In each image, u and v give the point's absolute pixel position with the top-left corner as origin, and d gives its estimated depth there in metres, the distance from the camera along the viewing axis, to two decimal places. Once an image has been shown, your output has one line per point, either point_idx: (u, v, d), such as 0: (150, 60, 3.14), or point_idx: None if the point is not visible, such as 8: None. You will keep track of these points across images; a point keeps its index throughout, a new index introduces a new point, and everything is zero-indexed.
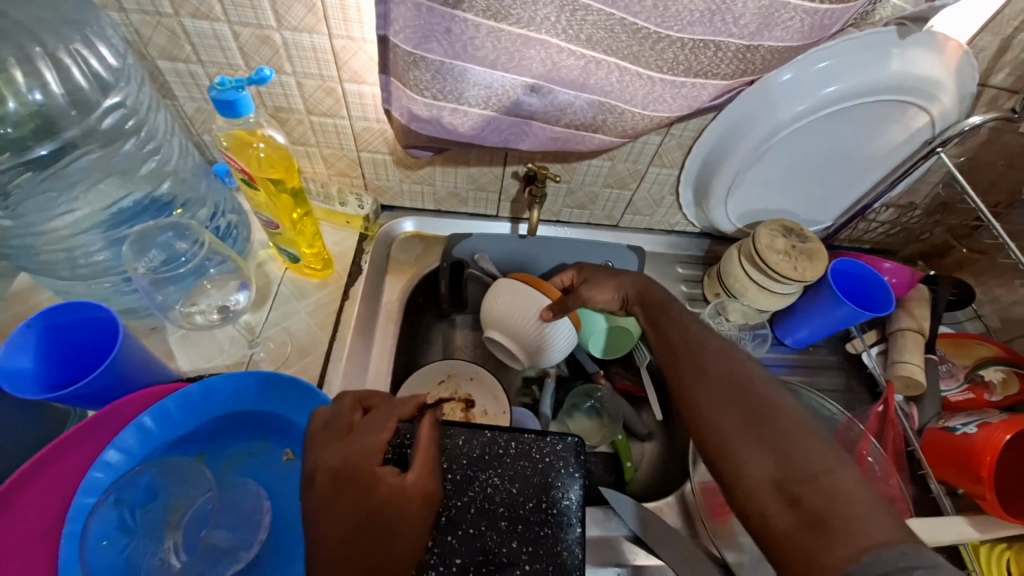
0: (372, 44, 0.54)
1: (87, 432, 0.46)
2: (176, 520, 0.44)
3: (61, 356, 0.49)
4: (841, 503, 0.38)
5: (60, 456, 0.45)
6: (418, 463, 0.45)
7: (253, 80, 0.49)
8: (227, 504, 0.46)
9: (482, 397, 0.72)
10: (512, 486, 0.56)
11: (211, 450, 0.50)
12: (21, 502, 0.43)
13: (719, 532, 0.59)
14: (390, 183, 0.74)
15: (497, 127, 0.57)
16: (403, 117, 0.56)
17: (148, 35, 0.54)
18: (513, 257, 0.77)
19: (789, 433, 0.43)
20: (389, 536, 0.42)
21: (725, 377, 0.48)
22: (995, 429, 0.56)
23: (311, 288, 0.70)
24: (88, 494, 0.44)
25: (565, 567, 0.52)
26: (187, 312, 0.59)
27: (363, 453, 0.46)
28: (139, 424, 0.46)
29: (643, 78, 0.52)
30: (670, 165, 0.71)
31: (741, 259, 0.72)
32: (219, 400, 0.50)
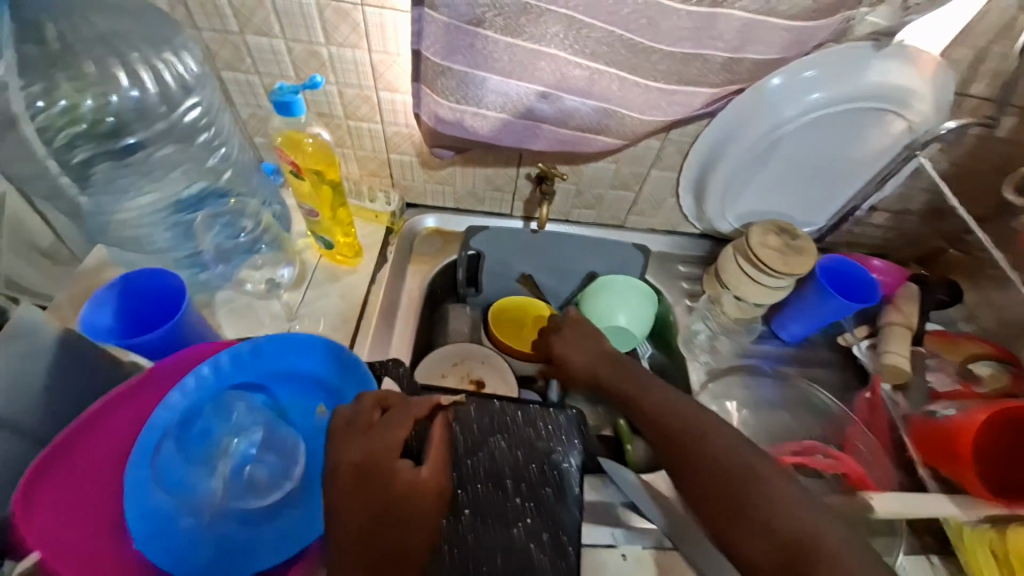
0: (404, 58, 0.63)
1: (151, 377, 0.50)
2: (221, 456, 0.52)
3: (131, 318, 0.57)
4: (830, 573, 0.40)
5: (130, 394, 0.48)
6: (432, 461, 0.51)
7: (306, 86, 0.58)
8: (271, 443, 0.54)
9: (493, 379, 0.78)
10: (518, 450, 0.61)
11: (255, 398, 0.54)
12: (90, 435, 0.45)
13: None
14: (414, 183, 0.83)
15: (511, 131, 0.64)
16: (430, 120, 0.64)
17: (218, 50, 0.64)
18: None
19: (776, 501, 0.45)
20: (402, 529, 0.46)
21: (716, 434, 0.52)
22: (974, 412, 0.61)
23: (342, 274, 0.78)
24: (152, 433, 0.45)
25: (564, 522, 0.57)
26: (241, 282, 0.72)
27: (382, 450, 0.48)
28: (200, 376, 0.48)
29: (640, 86, 0.59)
30: (670, 168, 0.78)
31: (736, 257, 0.77)
32: (268, 357, 0.54)
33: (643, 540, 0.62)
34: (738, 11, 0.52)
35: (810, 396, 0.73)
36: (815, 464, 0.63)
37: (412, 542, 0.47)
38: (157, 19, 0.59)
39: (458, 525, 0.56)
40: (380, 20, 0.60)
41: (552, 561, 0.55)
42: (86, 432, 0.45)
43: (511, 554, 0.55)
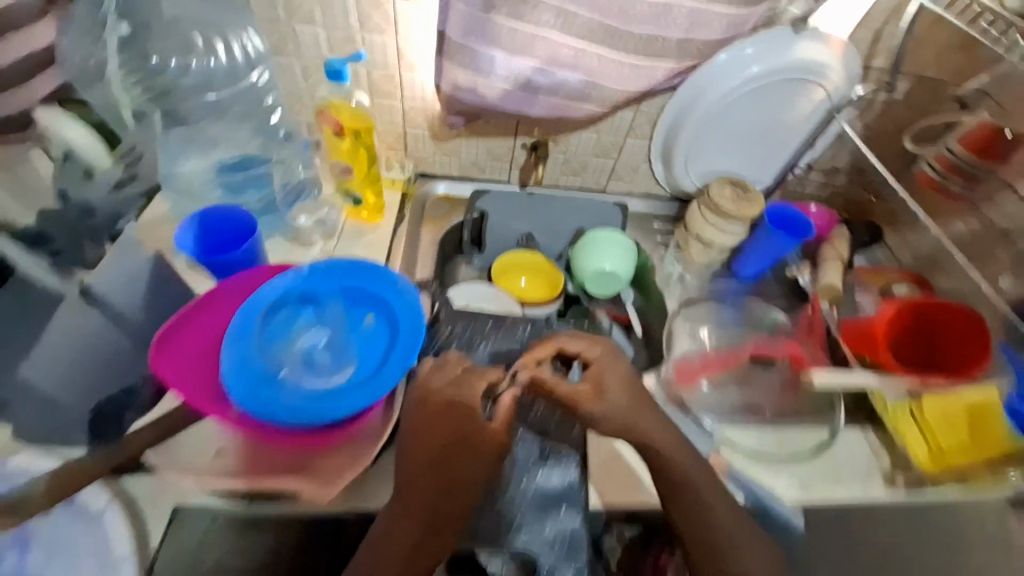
0: (425, 41, 0.79)
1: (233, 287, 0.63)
2: (295, 349, 0.61)
3: (208, 248, 0.68)
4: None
5: (221, 297, 0.63)
6: (500, 412, 0.59)
7: (350, 59, 0.71)
8: (333, 343, 0.63)
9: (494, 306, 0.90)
10: (526, 353, 0.75)
11: (322, 307, 0.64)
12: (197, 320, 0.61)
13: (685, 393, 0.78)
14: (427, 154, 0.97)
15: (513, 99, 0.78)
16: (449, 87, 0.78)
17: (270, 37, 0.78)
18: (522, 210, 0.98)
19: (736, 535, 0.58)
20: (464, 464, 0.56)
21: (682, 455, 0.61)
22: (885, 309, 0.80)
23: (367, 228, 0.89)
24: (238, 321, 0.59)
25: (568, 405, 0.70)
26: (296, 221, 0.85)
27: (461, 396, 0.58)
28: (273, 286, 0.62)
29: (616, 61, 0.76)
30: (641, 136, 0.95)
31: (700, 208, 0.93)
32: (327, 277, 0.65)
33: None
34: (686, 2, 0.70)
35: (761, 317, 0.89)
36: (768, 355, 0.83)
37: (479, 471, 0.56)
38: (226, 11, 0.73)
39: None
40: (408, 11, 0.75)
41: (560, 426, 0.71)
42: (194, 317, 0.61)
43: (528, 422, 0.71)
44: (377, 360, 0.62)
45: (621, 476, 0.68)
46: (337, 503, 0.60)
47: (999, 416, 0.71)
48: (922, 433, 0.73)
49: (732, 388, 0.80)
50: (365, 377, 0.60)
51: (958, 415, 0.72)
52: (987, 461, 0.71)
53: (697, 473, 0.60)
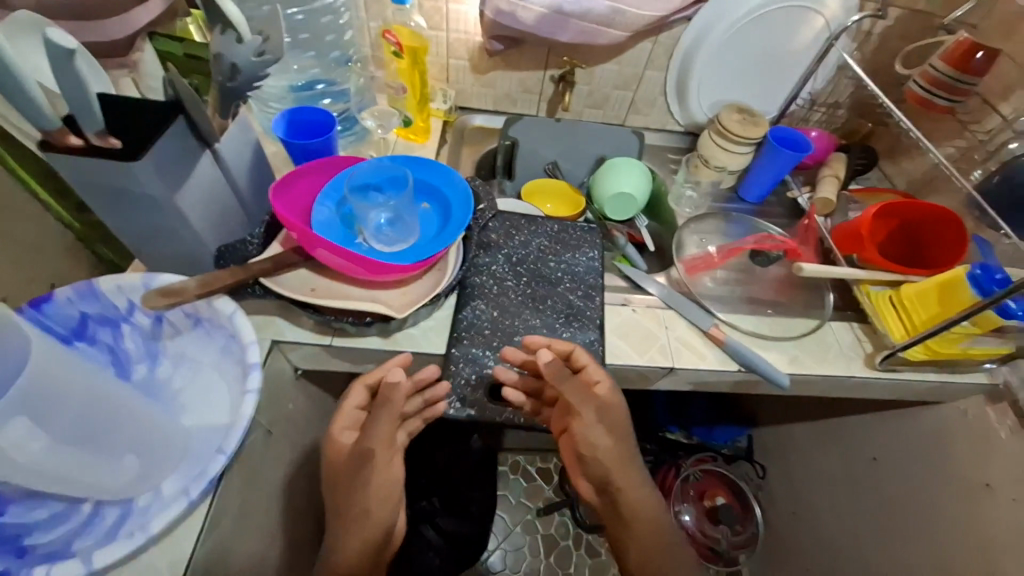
0: (465, 4, 0.94)
1: (315, 168, 0.76)
2: (363, 225, 0.75)
3: (296, 131, 0.81)
4: (652, 524, 0.69)
5: (311, 173, 0.75)
6: (384, 467, 0.65)
7: None
8: (397, 227, 0.77)
9: (550, 189, 1.11)
10: (556, 244, 0.87)
11: (388, 193, 0.79)
12: (294, 187, 0.74)
13: (694, 280, 0.92)
14: (465, 87, 1.10)
15: (547, 23, 0.91)
16: (493, 14, 0.91)
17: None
18: (559, 145, 1.16)
19: (643, 509, 0.69)
20: (356, 502, 0.63)
21: (637, 482, 0.70)
22: (870, 210, 0.88)
23: (415, 147, 0.98)
24: (324, 203, 0.74)
25: (589, 282, 0.83)
26: (376, 131, 0.96)
27: (362, 520, 0.62)
28: (348, 177, 0.75)
29: (618, 8, 0.91)
30: (660, 69, 1.07)
31: (710, 134, 1.03)
32: (397, 171, 0.79)
33: (648, 303, 0.85)
34: None
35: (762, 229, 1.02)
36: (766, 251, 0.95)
37: (356, 518, 0.62)
38: None
39: (518, 282, 0.81)
40: None
41: (588, 302, 0.80)
42: (287, 185, 0.73)
43: (558, 299, 0.80)
44: (430, 234, 0.76)
45: (634, 338, 0.80)
46: (405, 347, 0.72)
47: (963, 285, 0.72)
48: (898, 313, 0.81)
49: (734, 286, 0.94)
50: (427, 242, 0.74)
51: (930, 290, 0.76)
52: (965, 335, 0.76)
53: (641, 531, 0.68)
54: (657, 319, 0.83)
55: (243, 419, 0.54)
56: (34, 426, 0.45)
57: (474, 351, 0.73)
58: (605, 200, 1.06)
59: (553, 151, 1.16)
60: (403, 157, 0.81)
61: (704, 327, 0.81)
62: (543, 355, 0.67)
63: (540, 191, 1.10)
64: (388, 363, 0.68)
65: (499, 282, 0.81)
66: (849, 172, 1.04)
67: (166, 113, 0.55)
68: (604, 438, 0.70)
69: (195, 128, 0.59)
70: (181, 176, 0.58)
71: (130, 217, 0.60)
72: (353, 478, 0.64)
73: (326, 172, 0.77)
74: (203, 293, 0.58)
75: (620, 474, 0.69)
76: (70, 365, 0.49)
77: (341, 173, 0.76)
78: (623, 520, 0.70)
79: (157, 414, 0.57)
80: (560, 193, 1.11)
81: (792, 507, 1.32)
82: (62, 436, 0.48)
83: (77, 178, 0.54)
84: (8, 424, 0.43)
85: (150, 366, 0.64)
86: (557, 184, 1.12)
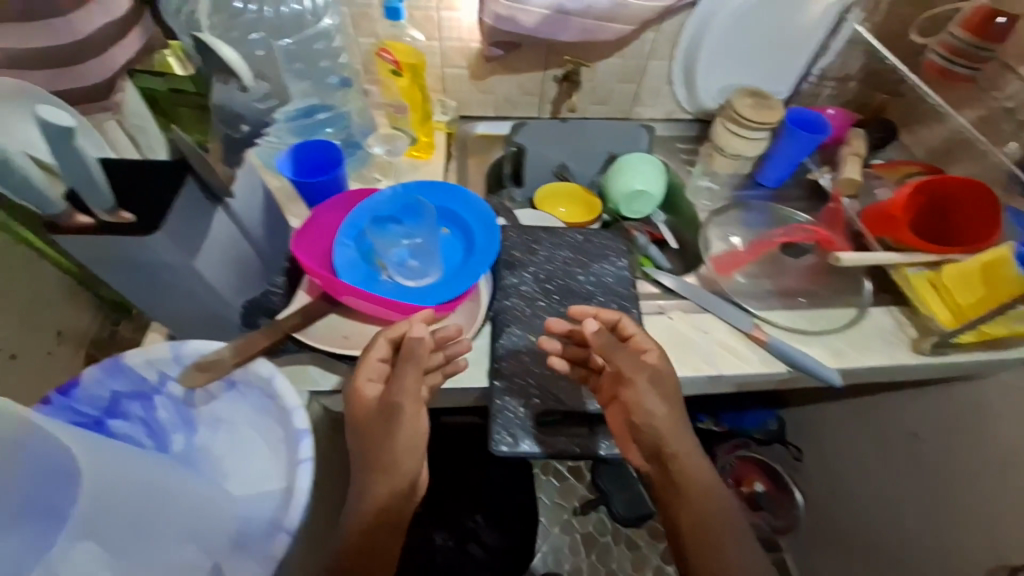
0: (458, 10, 0.88)
1: (330, 207, 0.73)
2: (383, 260, 0.71)
3: (302, 167, 0.78)
4: (702, 488, 0.64)
5: (327, 213, 0.73)
6: (406, 423, 0.61)
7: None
8: (420, 258, 0.74)
9: (561, 194, 1.06)
10: (582, 255, 0.84)
11: (405, 222, 0.75)
12: (311, 230, 0.71)
13: (725, 278, 0.89)
14: (463, 95, 1.05)
15: (549, 25, 0.86)
16: (491, 20, 0.85)
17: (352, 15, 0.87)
18: (566, 144, 1.11)
19: (693, 472, 0.65)
20: (383, 455, 0.60)
21: (691, 447, 0.65)
22: (901, 189, 0.85)
23: (420, 164, 0.94)
24: (342, 242, 0.70)
25: (622, 293, 0.80)
26: (380, 153, 0.92)
27: (389, 474, 0.60)
28: (363, 212, 0.72)
29: (622, 2, 0.86)
30: (665, 57, 1.03)
31: (724, 122, 0.99)
32: (412, 198, 0.75)
33: (683, 309, 0.83)
34: None
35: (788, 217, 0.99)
36: (797, 242, 0.93)
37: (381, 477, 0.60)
38: None
39: (550, 302, 0.79)
40: None
41: (626, 316, 0.78)
42: (307, 230, 0.71)
43: None
44: (456, 262, 0.73)
45: (674, 349, 0.78)
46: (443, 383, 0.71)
47: (1009, 263, 0.71)
48: (941, 294, 0.78)
49: (763, 278, 0.91)
50: (455, 272, 0.71)
51: (971, 270, 0.75)
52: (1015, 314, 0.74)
53: (692, 496, 0.64)
54: (693, 326, 0.80)
55: (300, 497, 0.54)
56: (96, 548, 0.47)
57: (518, 381, 0.71)
58: (620, 200, 1.03)
59: (560, 152, 1.12)
60: (415, 182, 0.77)
61: (744, 329, 0.79)
62: (591, 325, 0.65)
63: (548, 194, 1.06)
64: (411, 318, 0.64)
65: (531, 303, 0.78)
66: (869, 147, 1.00)
67: (173, 174, 0.52)
68: (661, 405, 0.65)
69: (203, 186, 0.55)
70: (196, 239, 0.55)
71: (147, 285, 0.56)
72: (383, 432, 0.60)
73: (341, 210, 0.74)
74: (240, 360, 0.58)
75: (674, 441, 0.65)
76: (116, 468, 0.50)
77: (356, 209, 0.73)
78: (673, 484, 0.65)
79: (205, 497, 0.58)
80: (572, 195, 1.07)
81: (827, 486, 1.31)
82: (124, 550, 0.49)
83: (88, 255, 0.50)
84: (74, 555, 0.45)
85: (187, 435, 0.64)
86: (567, 186, 1.07)
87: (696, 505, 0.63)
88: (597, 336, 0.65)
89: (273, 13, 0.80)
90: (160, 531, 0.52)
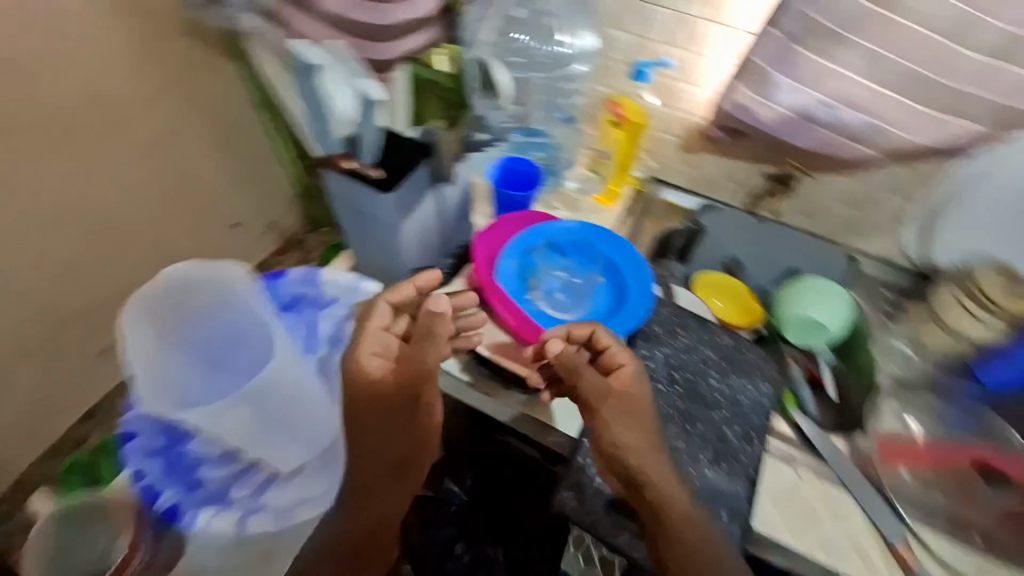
0: (699, 87, 0.88)
1: (514, 219, 0.82)
2: (537, 283, 0.78)
3: (505, 177, 0.88)
4: (686, 520, 0.63)
5: (507, 223, 0.81)
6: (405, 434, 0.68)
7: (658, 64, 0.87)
8: (568, 294, 0.79)
9: (725, 289, 1.00)
10: (725, 363, 0.84)
11: (570, 257, 0.81)
12: (492, 233, 0.80)
13: (888, 468, 0.79)
14: (666, 160, 1.05)
15: (785, 126, 0.82)
16: (728, 107, 0.85)
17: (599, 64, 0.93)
18: (750, 242, 1.05)
19: (675, 497, 0.65)
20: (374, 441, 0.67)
21: (666, 474, 0.66)
22: None
23: (599, 208, 0.99)
24: (511, 255, 0.77)
25: (752, 421, 0.79)
26: (570, 186, 1.00)
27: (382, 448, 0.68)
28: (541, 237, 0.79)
29: (881, 128, 0.77)
30: (907, 196, 0.90)
31: (956, 290, 0.85)
32: (587, 241, 0.81)
33: (817, 472, 0.78)
34: (992, 94, 0.69)
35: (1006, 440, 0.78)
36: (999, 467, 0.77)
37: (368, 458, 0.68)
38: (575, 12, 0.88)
39: (677, 396, 0.80)
40: (685, 58, 0.86)
41: (751, 449, 0.77)
42: (490, 231, 0.80)
43: (714, 429, 0.78)
44: (600, 312, 0.77)
45: (793, 510, 0.75)
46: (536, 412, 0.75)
47: None
48: None
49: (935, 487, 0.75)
50: (595, 322, 0.75)
51: None
52: None
53: (673, 520, 0.63)
54: (828, 501, 0.76)
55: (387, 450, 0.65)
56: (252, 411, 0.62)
57: None
58: (786, 322, 0.94)
59: (740, 247, 1.06)
60: (594, 226, 0.82)
61: (891, 538, 0.72)
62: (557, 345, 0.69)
63: (708, 282, 1.01)
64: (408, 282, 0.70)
65: (654, 383, 0.80)
66: None
67: None
68: (633, 431, 0.67)
69: None
70: None
71: None
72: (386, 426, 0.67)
73: (520, 224, 0.82)
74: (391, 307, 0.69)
75: (651, 467, 0.66)
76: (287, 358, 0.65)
77: (534, 230, 0.80)
78: (657, 518, 0.64)
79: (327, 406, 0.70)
80: (733, 293, 1.01)
81: None
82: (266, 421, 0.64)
83: None
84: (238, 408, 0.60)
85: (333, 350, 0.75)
86: (732, 281, 1.02)
87: (686, 541, 0.62)
88: (562, 357, 0.69)
89: (543, 49, 0.92)
90: (288, 420, 0.66)
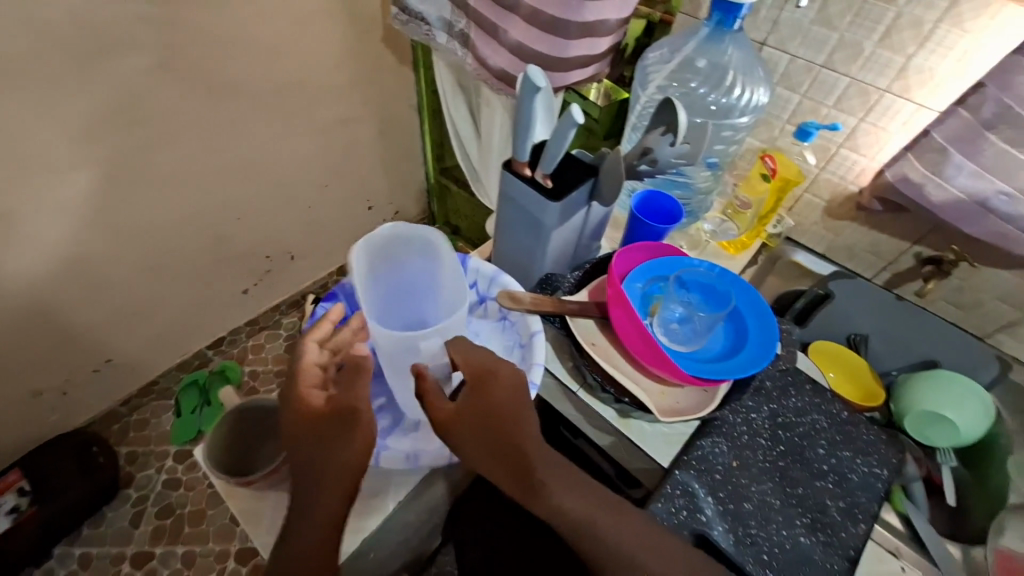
0: (876, 162, 0.89)
1: (650, 246, 0.87)
2: (658, 310, 0.82)
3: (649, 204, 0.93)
4: (627, 554, 0.60)
5: (644, 249, 0.86)
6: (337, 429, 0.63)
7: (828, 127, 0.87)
8: (688, 327, 0.82)
9: (843, 362, 0.98)
10: (837, 434, 0.81)
11: (695, 293, 0.84)
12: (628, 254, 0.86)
13: None
14: (806, 222, 1.04)
15: (957, 211, 0.78)
16: (894, 177, 0.84)
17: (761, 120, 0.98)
18: (882, 323, 1.03)
19: (611, 535, 0.60)
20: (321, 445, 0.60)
21: (582, 498, 0.61)
22: None
23: (725, 256, 1.00)
24: (640, 277, 0.83)
25: (856, 499, 0.76)
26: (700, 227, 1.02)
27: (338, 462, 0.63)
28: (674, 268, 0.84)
29: None
30: None
31: None
32: (717, 282, 0.84)
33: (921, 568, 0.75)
34: None
35: None
36: None
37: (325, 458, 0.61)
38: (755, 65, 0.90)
39: (777, 453, 0.79)
40: (856, 128, 0.88)
41: (853, 530, 0.74)
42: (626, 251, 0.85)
43: (810, 497, 0.76)
44: (716, 352, 0.79)
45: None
46: (632, 432, 0.80)
47: None
48: None
49: None
50: (709, 360, 0.78)
51: None
52: None
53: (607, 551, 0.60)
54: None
55: None
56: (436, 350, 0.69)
57: (704, 508, 0.73)
58: (909, 410, 0.90)
59: (871, 323, 1.04)
60: (727, 270, 0.85)
61: None
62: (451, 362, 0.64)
63: (826, 353, 0.99)
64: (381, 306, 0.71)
65: (754, 434, 0.80)
66: None
67: None
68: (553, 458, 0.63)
69: None
70: None
71: None
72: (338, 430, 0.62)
73: (654, 252, 0.87)
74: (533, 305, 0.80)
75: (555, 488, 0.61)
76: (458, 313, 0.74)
77: (668, 261, 0.85)
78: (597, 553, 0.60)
79: None
80: (851, 371, 0.97)
81: None
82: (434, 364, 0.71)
83: None
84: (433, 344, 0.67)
85: None
86: (852, 357, 0.99)
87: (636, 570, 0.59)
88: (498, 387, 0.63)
89: (713, 99, 0.94)
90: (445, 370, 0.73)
